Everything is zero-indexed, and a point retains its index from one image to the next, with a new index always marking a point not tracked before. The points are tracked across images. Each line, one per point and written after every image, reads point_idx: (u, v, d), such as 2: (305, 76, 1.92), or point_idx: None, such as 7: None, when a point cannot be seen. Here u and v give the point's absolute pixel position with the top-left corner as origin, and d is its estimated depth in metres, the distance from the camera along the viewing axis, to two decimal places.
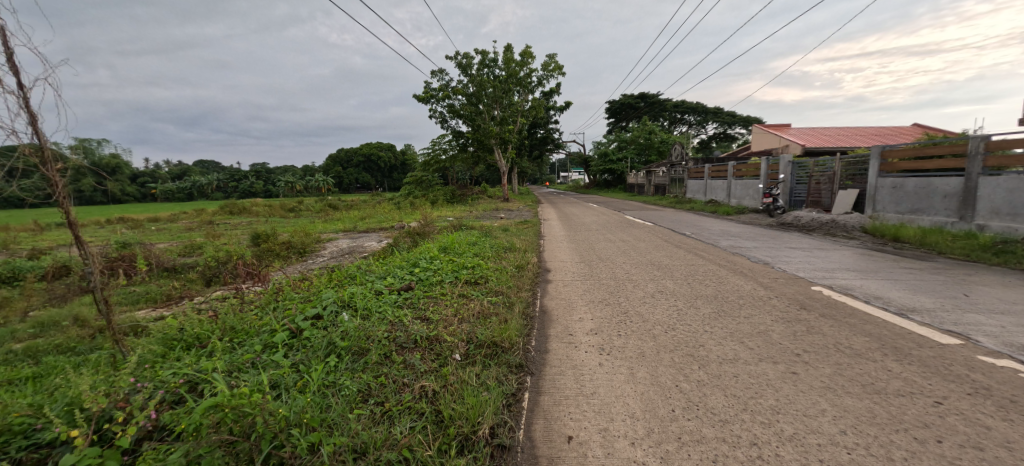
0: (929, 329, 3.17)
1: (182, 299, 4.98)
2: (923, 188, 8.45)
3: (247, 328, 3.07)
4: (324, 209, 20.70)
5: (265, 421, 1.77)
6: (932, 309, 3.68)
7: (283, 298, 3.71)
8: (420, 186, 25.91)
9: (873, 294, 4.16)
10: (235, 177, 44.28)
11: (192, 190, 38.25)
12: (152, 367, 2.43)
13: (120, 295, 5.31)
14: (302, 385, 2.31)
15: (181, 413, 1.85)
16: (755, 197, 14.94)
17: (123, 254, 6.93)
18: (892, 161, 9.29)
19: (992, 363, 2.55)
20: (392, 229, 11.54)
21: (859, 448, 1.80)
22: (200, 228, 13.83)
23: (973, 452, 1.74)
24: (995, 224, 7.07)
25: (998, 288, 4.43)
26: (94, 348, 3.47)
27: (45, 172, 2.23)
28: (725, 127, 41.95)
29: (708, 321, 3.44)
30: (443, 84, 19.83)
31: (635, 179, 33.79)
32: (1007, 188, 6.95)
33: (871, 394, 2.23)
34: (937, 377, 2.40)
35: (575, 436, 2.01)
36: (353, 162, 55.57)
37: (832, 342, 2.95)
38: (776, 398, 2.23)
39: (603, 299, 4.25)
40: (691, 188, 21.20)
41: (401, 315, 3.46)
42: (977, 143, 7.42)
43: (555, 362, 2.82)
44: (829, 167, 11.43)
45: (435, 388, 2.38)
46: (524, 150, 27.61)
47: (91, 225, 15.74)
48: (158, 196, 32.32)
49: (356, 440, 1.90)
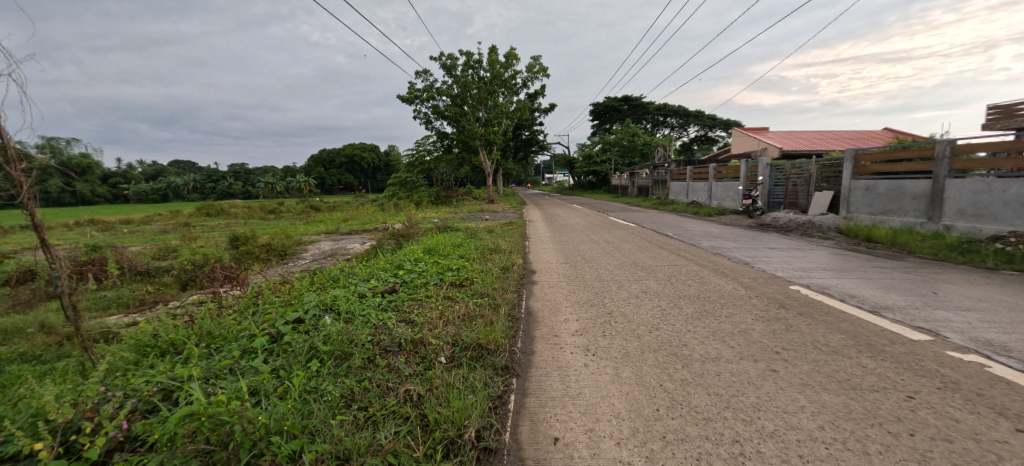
0: (901, 326, 3.28)
1: (156, 304, 4.83)
2: (894, 190, 8.75)
3: (225, 333, 3.00)
4: (306, 211, 20.17)
5: (243, 429, 1.73)
6: (905, 307, 3.81)
7: (262, 302, 3.64)
8: (405, 187, 25.80)
9: (849, 292, 4.29)
10: (213, 178, 43.15)
11: (167, 191, 36.87)
12: (123, 375, 2.35)
13: (89, 300, 5.08)
14: (283, 391, 2.25)
15: (155, 422, 1.79)
16: (736, 199, 15.21)
17: (94, 257, 6.64)
18: (864, 164, 9.59)
19: (961, 358, 2.66)
20: (375, 231, 11.41)
21: (837, 443, 1.84)
22: (176, 230, 13.51)
23: (944, 444, 1.80)
24: (961, 225, 7.39)
25: (965, 286, 4.62)
26: (61, 355, 3.33)
27: (9, 171, 2.11)
28: (706, 129, 42.95)
29: (691, 320, 3.50)
30: (427, 85, 19.73)
31: (620, 179, 34.06)
32: (973, 190, 7.26)
33: (847, 390, 2.30)
34: (909, 372, 2.49)
35: (561, 437, 2.01)
36: (336, 163, 54.77)
37: (810, 339, 3.03)
38: (757, 396, 2.28)
39: (588, 300, 4.28)
40: (674, 189, 21.45)
41: (385, 318, 3.42)
42: (944, 147, 7.72)
43: (542, 363, 2.83)
44: (805, 169, 11.75)
45: (420, 391, 2.35)
46: (509, 151, 27.76)
47: (58, 226, 15.00)
48: (132, 198, 30.99)
49: (339, 446, 1.85)
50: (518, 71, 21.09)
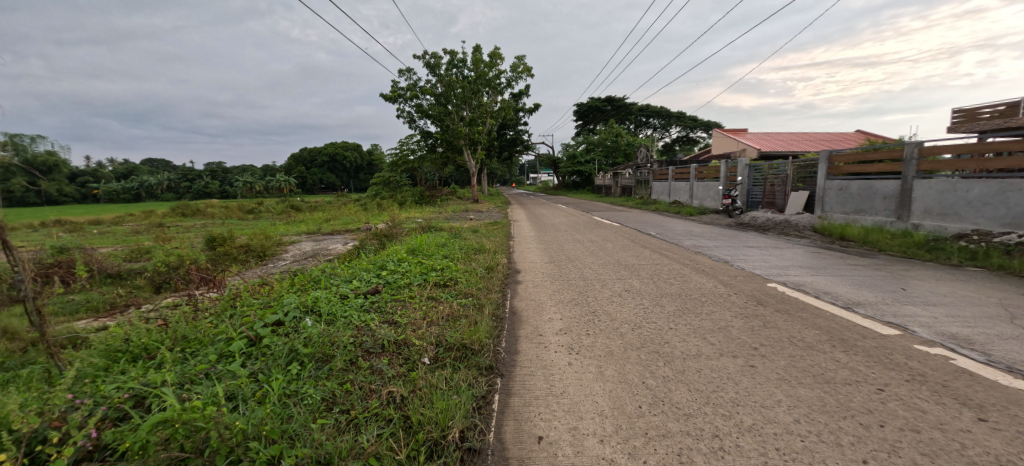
0: (872, 321, 3.40)
1: (128, 308, 4.67)
2: (866, 190, 9.06)
3: (201, 337, 2.91)
4: (286, 211, 19.75)
5: (220, 435, 1.69)
6: (876, 303, 3.95)
7: (241, 304, 3.55)
8: (388, 187, 25.53)
9: (823, 289, 4.43)
10: (188, 177, 41.87)
11: (140, 190, 35.63)
12: (92, 381, 2.26)
13: (55, 304, 4.87)
14: (261, 395, 2.20)
15: (126, 430, 1.72)
16: (716, 198, 15.53)
17: (61, 259, 6.37)
18: (838, 165, 9.90)
19: (928, 351, 2.77)
20: (358, 231, 11.25)
21: (812, 436, 1.90)
22: (149, 231, 13.08)
23: (912, 434, 1.88)
24: (928, 223, 7.69)
25: (932, 282, 4.81)
26: (26, 362, 3.18)
27: None
28: (688, 130, 43.72)
29: (673, 318, 3.56)
30: (411, 83, 19.55)
31: (604, 179, 34.39)
32: (939, 190, 7.57)
33: (822, 383, 2.37)
34: (880, 366, 2.58)
35: (545, 436, 2.02)
36: (317, 162, 53.82)
37: (787, 335, 3.12)
38: (736, 391, 2.33)
39: (572, 299, 4.31)
40: (656, 189, 21.76)
41: (367, 319, 3.38)
42: (912, 148, 8.03)
43: (526, 363, 2.83)
44: (782, 170, 12.07)
45: (403, 393, 2.33)
46: (494, 150, 27.72)
47: (22, 227, 14.34)
48: (102, 197, 29.84)
49: (319, 450, 1.82)
50: (502, 71, 21.10)
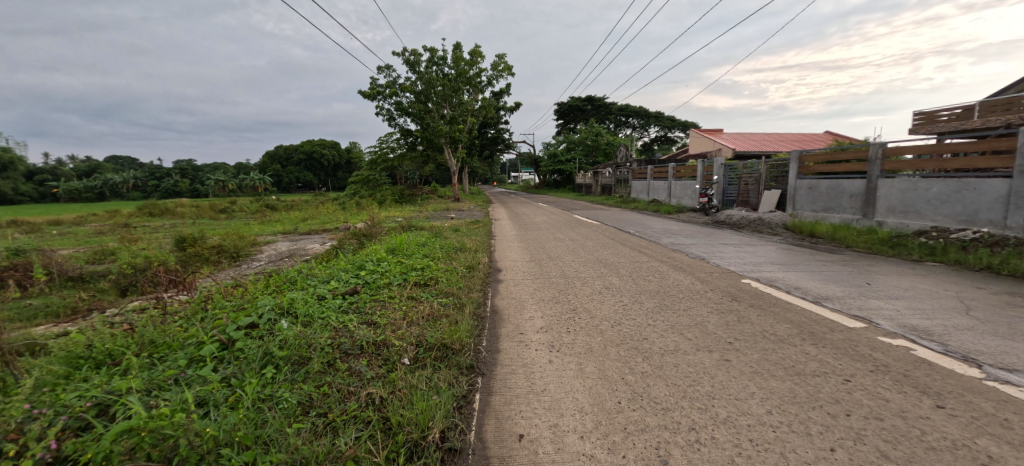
0: (839, 315, 3.54)
1: (91, 312, 4.45)
2: (834, 188, 9.41)
3: (170, 341, 2.80)
4: (261, 210, 19.20)
5: (189, 442, 1.63)
6: (843, 297, 4.12)
7: (212, 307, 3.43)
8: (367, 186, 25.13)
9: (794, 284, 4.59)
10: (156, 175, 40.20)
11: (103, 188, 34.04)
12: (51, 390, 2.15)
13: (10, 309, 4.61)
14: (234, 401, 2.13)
15: (88, 440, 1.65)
16: (693, 197, 15.87)
17: (16, 261, 6.03)
18: (808, 165, 10.26)
19: (890, 343, 2.91)
20: (336, 230, 11.03)
21: (783, 426, 1.96)
22: (114, 231, 12.51)
23: (876, 422, 1.96)
24: (891, 220, 8.04)
25: (895, 277, 5.04)
26: None
27: None
28: (666, 130, 44.52)
29: (651, 315, 3.62)
30: (390, 80, 19.28)
31: (585, 178, 34.71)
32: (901, 188, 7.92)
33: (793, 375, 2.46)
34: (846, 357, 2.69)
35: (526, 434, 2.02)
36: (294, 160, 52.51)
37: (760, 329, 3.22)
38: (712, 384, 2.39)
39: (553, 297, 4.33)
40: (635, 188, 22.08)
41: (346, 320, 3.31)
42: (877, 149, 8.38)
43: (507, 361, 2.83)
44: (756, 169, 12.43)
45: (383, 394, 2.30)
46: (475, 149, 27.59)
47: None
48: (62, 196, 28.36)
49: (295, 455, 1.78)
50: (483, 69, 21.03)
